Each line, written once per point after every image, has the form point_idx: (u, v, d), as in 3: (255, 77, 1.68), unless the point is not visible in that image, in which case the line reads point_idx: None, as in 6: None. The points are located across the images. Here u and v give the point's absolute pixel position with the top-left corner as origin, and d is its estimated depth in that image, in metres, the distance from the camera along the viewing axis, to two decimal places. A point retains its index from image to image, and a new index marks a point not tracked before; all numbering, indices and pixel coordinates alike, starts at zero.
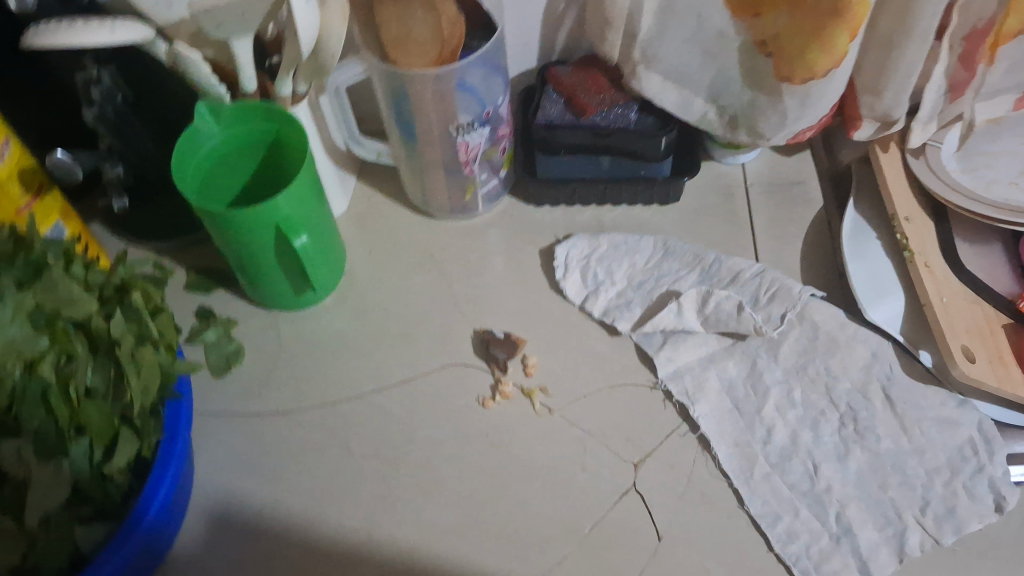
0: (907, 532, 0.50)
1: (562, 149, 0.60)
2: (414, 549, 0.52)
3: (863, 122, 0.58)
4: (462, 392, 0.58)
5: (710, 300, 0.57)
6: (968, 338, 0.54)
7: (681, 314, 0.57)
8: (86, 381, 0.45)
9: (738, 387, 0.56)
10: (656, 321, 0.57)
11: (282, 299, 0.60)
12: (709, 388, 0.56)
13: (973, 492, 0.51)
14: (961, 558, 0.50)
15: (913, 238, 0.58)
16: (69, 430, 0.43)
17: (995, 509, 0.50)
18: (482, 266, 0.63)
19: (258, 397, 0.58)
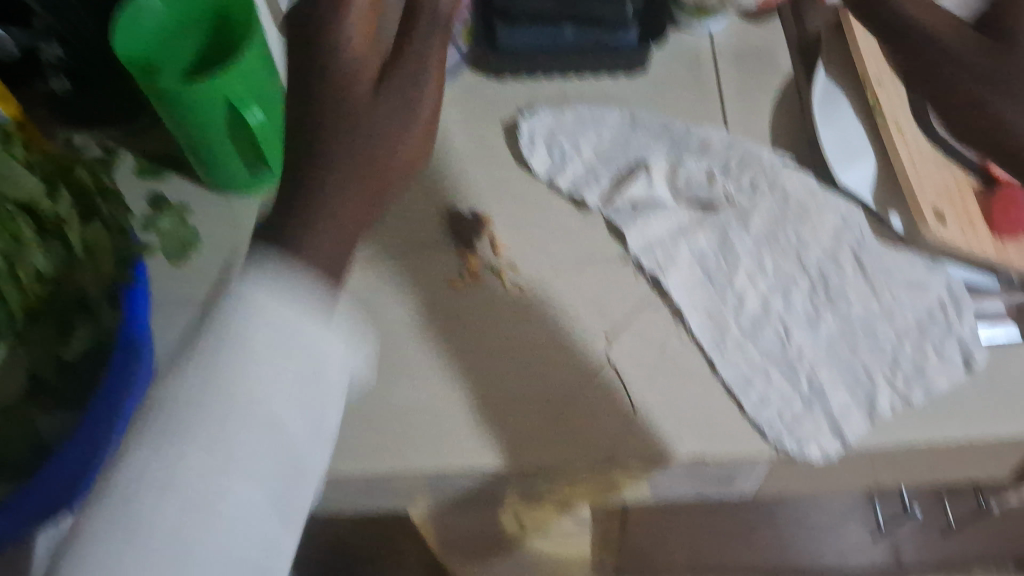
0: (878, 394, 0.50)
1: (522, 18, 0.59)
2: (387, 426, 0.51)
3: None
4: (429, 271, 0.56)
5: (680, 172, 0.57)
6: (939, 200, 0.54)
7: (652, 185, 0.57)
8: (36, 265, 0.42)
9: (709, 257, 0.55)
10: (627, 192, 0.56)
11: (235, 180, 0.58)
12: (680, 260, 0.55)
13: (942, 352, 0.51)
14: (933, 416, 0.50)
15: (885, 103, 0.57)
16: (20, 314, 0.42)
17: (964, 369, 0.51)
18: (445, 144, 0.61)
19: (218, 284, 0.57)
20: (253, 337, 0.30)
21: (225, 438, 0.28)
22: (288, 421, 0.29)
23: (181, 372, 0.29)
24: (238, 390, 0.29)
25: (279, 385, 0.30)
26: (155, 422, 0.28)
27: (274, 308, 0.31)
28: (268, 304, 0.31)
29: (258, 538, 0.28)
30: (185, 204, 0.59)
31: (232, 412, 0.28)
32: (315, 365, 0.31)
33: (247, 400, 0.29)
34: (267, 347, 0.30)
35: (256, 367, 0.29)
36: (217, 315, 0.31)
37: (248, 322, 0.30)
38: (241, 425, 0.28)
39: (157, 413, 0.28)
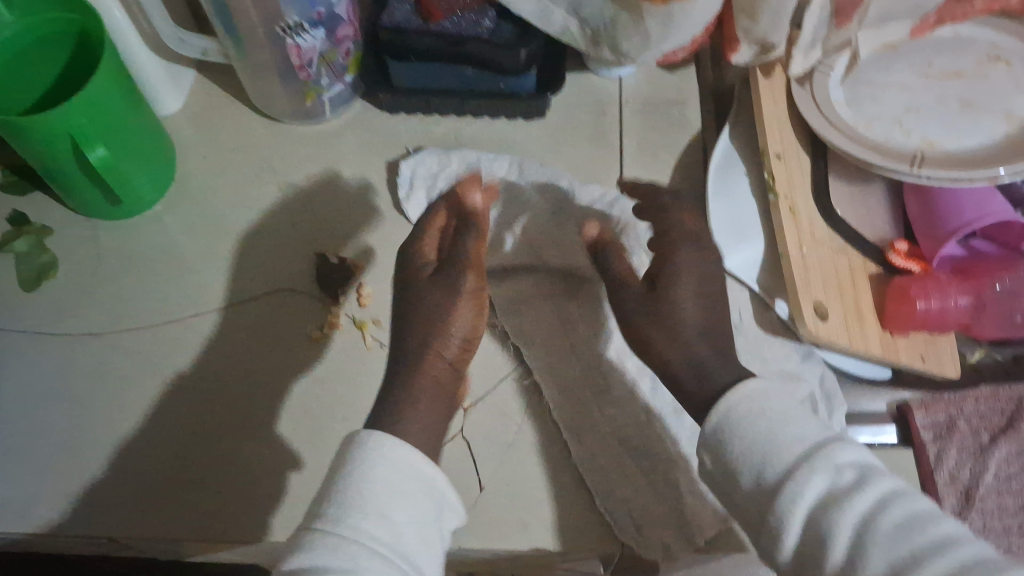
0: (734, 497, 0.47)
1: (413, 57, 0.54)
2: (231, 476, 0.48)
3: (741, 44, 0.52)
4: (290, 321, 0.54)
5: (541, 227, 0.55)
6: (826, 294, 0.51)
7: (515, 244, 0.55)
8: None
9: (586, 335, 0.53)
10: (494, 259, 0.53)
11: (94, 207, 0.55)
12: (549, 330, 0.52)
13: None
14: None
15: (780, 179, 0.52)
16: None
17: None
18: (327, 181, 0.58)
19: (71, 316, 0.54)
20: (374, 483, 0.37)
21: (368, 541, 0.35)
22: (420, 556, 0.36)
23: (321, 527, 0.35)
24: (356, 538, 0.35)
25: (394, 504, 0.36)
26: (311, 557, 0.34)
27: (395, 451, 0.38)
28: (398, 448, 0.38)
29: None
30: (47, 227, 0.56)
31: (362, 536, 0.35)
32: (436, 492, 0.39)
33: (363, 542, 0.35)
34: (384, 484, 0.37)
35: (383, 515, 0.36)
36: (346, 460, 0.38)
37: (377, 459, 0.37)
38: (370, 552, 0.35)
39: (308, 557, 0.34)
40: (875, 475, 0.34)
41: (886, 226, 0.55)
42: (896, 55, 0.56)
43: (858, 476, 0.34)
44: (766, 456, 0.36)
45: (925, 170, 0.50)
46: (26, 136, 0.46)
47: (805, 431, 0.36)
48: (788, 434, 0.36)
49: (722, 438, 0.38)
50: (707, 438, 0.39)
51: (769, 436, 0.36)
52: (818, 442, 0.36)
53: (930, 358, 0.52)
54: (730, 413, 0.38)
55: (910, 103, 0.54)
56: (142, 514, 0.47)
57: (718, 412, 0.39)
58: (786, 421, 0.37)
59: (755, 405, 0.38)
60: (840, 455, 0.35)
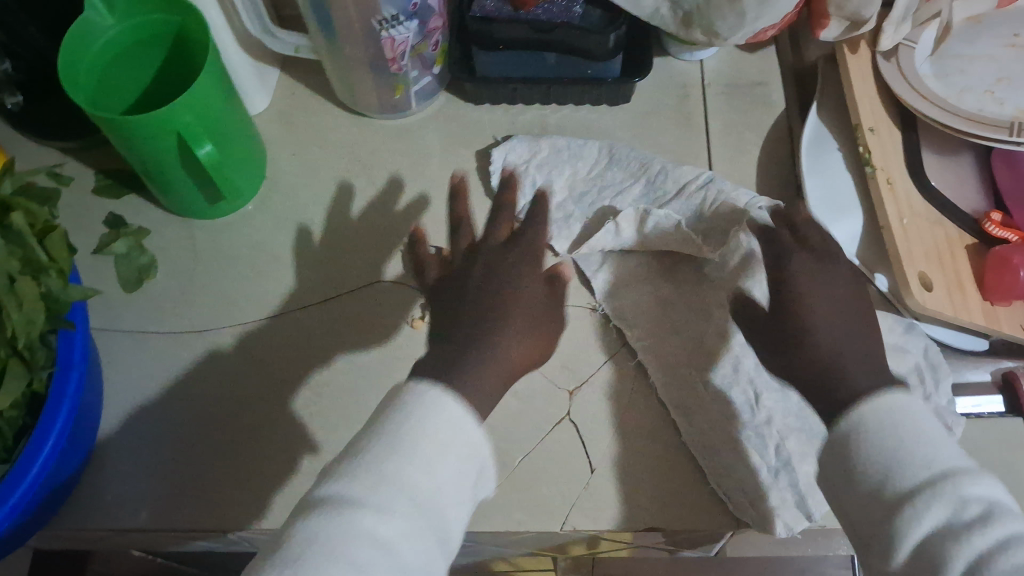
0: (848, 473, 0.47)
1: (502, 45, 0.55)
2: None
3: (831, 21, 0.53)
4: (391, 311, 0.54)
5: (647, 220, 0.54)
6: (926, 264, 0.51)
7: (617, 234, 0.54)
8: None
9: (682, 316, 0.53)
10: (594, 243, 0.53)
11: (191, 205, 0.55)
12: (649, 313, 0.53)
13: None
14: None
15: (875, 151, 0.53)
16: None
17: None
18: (414, 172, 0.58)
19: (175, 315, 0.54)
20: (427, 434, 0.35)
21: (388, 516, 0.33)
22: (449, 514, 0.35)
23: (363, 460, 0.35)
24: (402, 475, 0.34)
25: (440, 464, 0.35)
26: (316, 525, 0.32)
27: (447, 407, 0.37)
28: (453, 409, 0.37)
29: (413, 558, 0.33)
30: (144, 228, 0.57)
31: (376, 518, 0.32)
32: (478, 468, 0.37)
33: (383, 521, 0.32)
34: (436, 435, 0.35)
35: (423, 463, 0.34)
36: (395, 407, 0.37)
37: (432, 418, 0.36)
38: (392, 525, 0.32)
39: (331, 486, 0.34)
40: (1002, 517, 0.33)
41: (982, 197, 0.55)
42: (982, 26, 0.56)
43: (986, 509, 0.33)
44: (891, 467, 0.35)
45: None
46: (130, 138, 0.47)
47: (941, 455, 0.35)
48: (917, 450, 0.35)
49: (850, 442, 0.37)
50: (833, 441, 0.38)
51: (900, 447, 0.36)
52: (947, 470, 0.35)
53: None
54: (865, 422, 0.38)
55: (999, 74, 0.54)
56: (261, 505, 0.48)
57: (854, 418, 0.38)
58: (917, 438, 0.36)
59: (891, 420, 0.37)
60: (971, 487, 0.34)
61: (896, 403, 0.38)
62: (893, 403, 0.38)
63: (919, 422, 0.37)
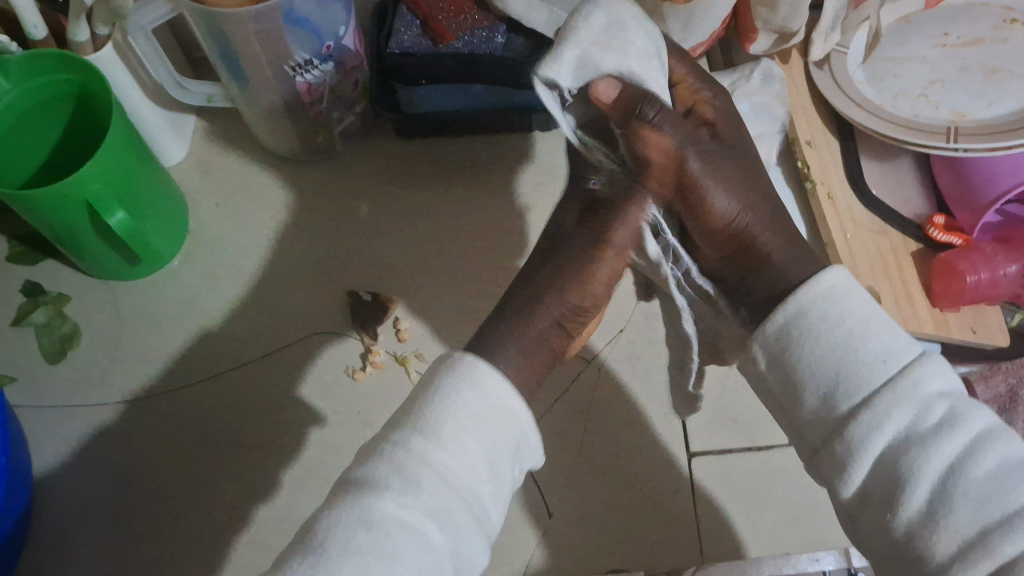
0: None
1: (423, 79, 0.52)
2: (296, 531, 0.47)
3: (760, 35, 0.52)
4: (329, 364, 0.51)
5: None
6: (873, 278, 0.50)
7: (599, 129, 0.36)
8: None
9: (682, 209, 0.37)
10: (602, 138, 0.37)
11: (112, 269, 0.52)
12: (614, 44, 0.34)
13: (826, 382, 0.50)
14: None
15: (814, 165, 0.52)
16: None
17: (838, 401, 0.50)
18: (345, 213, 0.56)
19: (102, 384, 0.51)
20: (470, 403, 0.30)
21: (414, 497, 0.27)
22: (484, 490, 0.29)
23: (394, 441, 0.29)
24: (433, 455, 0.28)
25: (479, 444, 0.29)
26: (336, 515, 0.27)
27: (487, 379, 0.30)
28: (490, 378, 0.30)
29: (464, 520, 0.28)
30: (64, 294, 0.54)
31: (402, 499, 0.27)
32: (516, 433, 0.31)
33: (409, 500, 0.27)
34: (466, 409, 0.29)
35: (450, 443, 0.29)
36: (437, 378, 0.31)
37: (467, 388, 0.30)
38: (417, 505, 0.27)
39: (363, 465, 0.29)
40: (969, 417, 0.28)
41: (923, 201, 0.54)
42: (911, 27, 0.55)
43: (950, 409, 0.28)
44: (819, 375, 0.30)
45: (964, 143, 0.49)
46: (39, 209, 0.45)
47: (902, 338, 0.30)
48: (851, 352, 0.30)
49: (788, 343, 0.31)
50: (768, 334, 0.32)
51: (844, 377, 0.29)
52: (905, 359, 0.29)
53: (981, 329, 0.51)
54: (800, 317, 0.31)
55: (932, 76, 0.53)
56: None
57: (787, 310, 0.32)
58: (867, 329, 0.30)
59: (830, 306, 0.31)
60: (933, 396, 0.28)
61: (836, 282, 0.32)
62: (836, 290, 0.31)
63: (850, 285, 0.32)
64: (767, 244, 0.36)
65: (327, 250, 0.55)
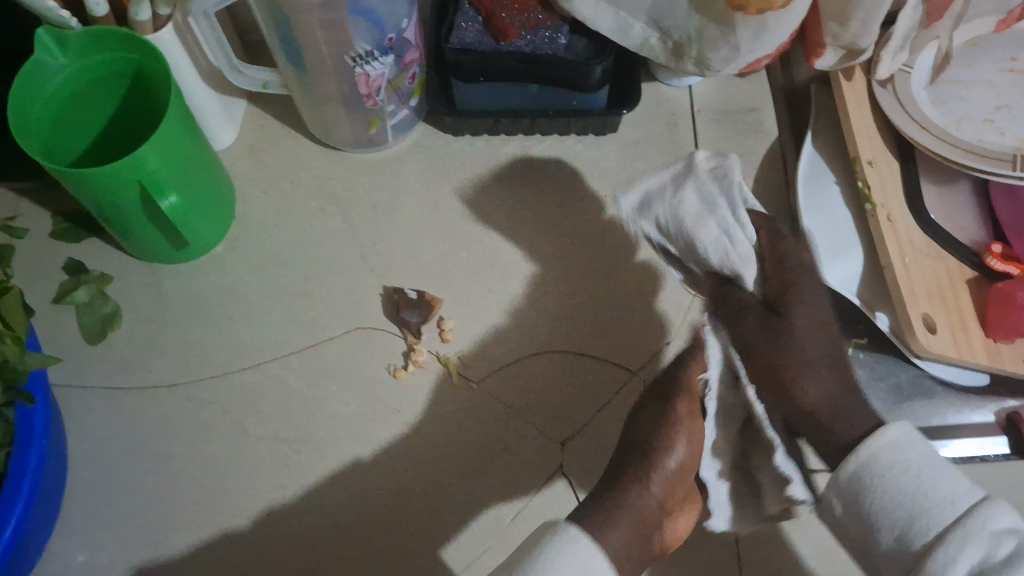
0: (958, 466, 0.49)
1: (482, 76, 0.51)
2: (331, 529, 0.47)
3: (827, 49, 0.51)
4: (371, 361, 0.51)
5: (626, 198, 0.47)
6: (929, 304, 0.49)
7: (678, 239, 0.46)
8: None
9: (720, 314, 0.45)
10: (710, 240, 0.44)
11: (157, 251, 0.52)
12: (682, 212, 0.44)
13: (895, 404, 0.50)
14: None
15: (875, 186, 0.51)
16: None
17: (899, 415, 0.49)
18: (392, 208, 0.55)
19: (141, 368, 0.51)
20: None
21: None
22: None
23: None
24: None
25: None
26: None
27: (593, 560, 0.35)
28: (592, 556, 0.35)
29: None
30: (106, 274, 0.53)
31: None
32: None
33: None
34: None
35: None
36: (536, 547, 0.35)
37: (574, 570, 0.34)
38: None
39: None
40: None
41: (981, 227, 0.52)
42: (979, 49, 0.54)
43: (1017, 547, 0.32)
44: (890, 520, 0.34)
45: None
46: (90, 189, 0.44)
47: (966, 481, 0.34)
48: (920, 496, 0.34)
49: (862, 487, 0.36)
50: (840, 483, 0.37)
51: (911, 516, 0.34)
52: (967, 502, 0.33)
53: None
54: (873, 460, 0.36)
55: (998, 102, 0.52)
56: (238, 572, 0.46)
57: (859, 458, 0.36)
58: (928, 475, 0.35)
59: (897, 454, 0.36)
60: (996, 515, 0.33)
61: (900, 436, 0.36)
62: (899, 441, 0.36)
63: (913, 438, 0.36)
64: (812, 393, 0.42)
65: (373, 244, 0.54)
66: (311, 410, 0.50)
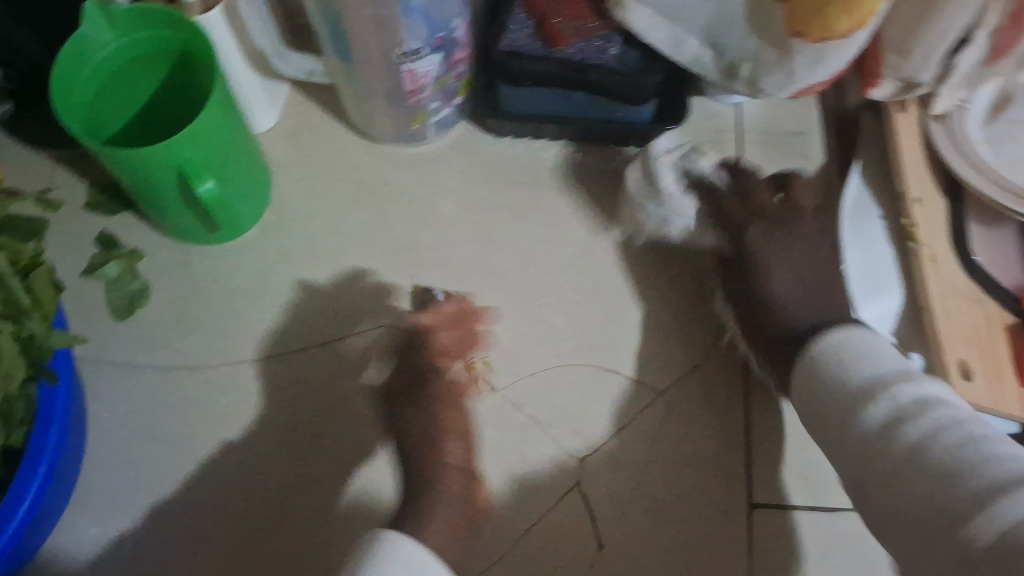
0: None
1: (528, 81, 0.50)
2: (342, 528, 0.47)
3: (884, 80, 0.50)
4: (395, 360, 0.51)
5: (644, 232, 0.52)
6: (966, 350, 0.47)
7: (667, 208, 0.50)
8: None
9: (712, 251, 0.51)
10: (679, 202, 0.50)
11: (190, 233, 0.52)
12: (677, 216, 0.49)
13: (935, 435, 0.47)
14: None
15: (921, 225, 0.50)
16: None
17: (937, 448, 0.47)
18: (427, 206, 0.54)
19: (166, 348, 0.51)
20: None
21: None
22: None
23: None
24: None
25: None
26: None
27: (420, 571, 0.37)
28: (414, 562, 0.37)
29: None
30: (138, 250, 0.53)
31: None
32: None
33: None
34: None
35: None
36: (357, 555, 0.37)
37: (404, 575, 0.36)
38: None
39: None
40: (937, 404, 0.38)
41: None
42: None
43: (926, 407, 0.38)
44: (841, 383, 0.41)
45: None
46: (128, 169, 0.44)
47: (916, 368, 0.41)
48: (874, 360, 0.41)
49: (822, 363, 0.42)
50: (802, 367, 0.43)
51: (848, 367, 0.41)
52: (905, 374, 0.40)
53: None
54: (836, 355, 0.42)
55: None
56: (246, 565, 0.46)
57: (826, 346, 0.43)
58: (880, 356, 0.41)
59: (866, 345, 0.42)
60: (907, 389, 0.39)
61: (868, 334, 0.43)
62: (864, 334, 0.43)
63: (878, 338, 0.43)
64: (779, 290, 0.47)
65: (406, 241, 0.54)
66: (334, 406, 0.49)
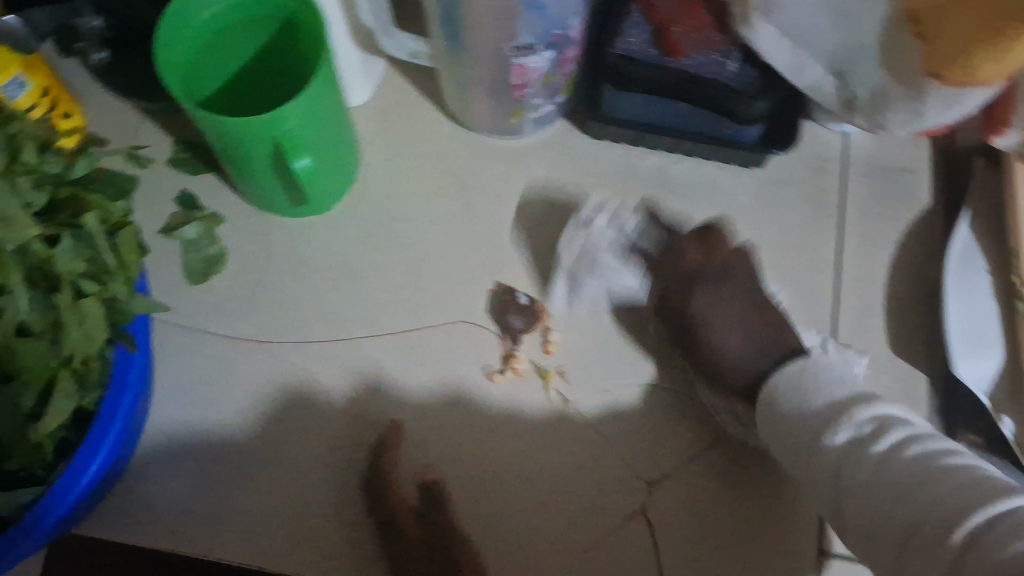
0: None
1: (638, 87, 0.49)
2: None
3: (1009, 128, 0.47)
4: (468, 358, 0.49)
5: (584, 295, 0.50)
6: None
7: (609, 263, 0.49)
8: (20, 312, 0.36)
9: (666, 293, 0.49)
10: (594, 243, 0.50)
11: (275, 204, 0.50)
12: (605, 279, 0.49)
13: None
14: None
15: None
16: None
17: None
18: (515, 203, 0.53)
19: (237, 318, 0.50)
20: None
21: None
22: None
23: None
24: None
25: None
26: None
27: None
28: None
29: None
30: (218, 215, 0.52)
31: None
32: None
33: None
34: None
35: None
36: None
37: None
38: None
39: None
40: (893, 428, 0.40)
41: None
42: None
43: (886, 419, 0.40)
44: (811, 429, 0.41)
45: None
46: (227, 137, 0.43)
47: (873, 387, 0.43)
48: (824, 378, 0.43)
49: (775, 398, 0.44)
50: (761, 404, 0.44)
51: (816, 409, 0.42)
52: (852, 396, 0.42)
53: None
54: (792, 390, 0.43)
55: None
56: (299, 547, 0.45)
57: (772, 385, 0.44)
58: (834, 377, 0.43)
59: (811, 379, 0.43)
60: (870, 412, 0.41)
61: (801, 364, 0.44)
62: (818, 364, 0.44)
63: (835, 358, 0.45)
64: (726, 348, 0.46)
65: (491, 236, 0.52)
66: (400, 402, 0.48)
